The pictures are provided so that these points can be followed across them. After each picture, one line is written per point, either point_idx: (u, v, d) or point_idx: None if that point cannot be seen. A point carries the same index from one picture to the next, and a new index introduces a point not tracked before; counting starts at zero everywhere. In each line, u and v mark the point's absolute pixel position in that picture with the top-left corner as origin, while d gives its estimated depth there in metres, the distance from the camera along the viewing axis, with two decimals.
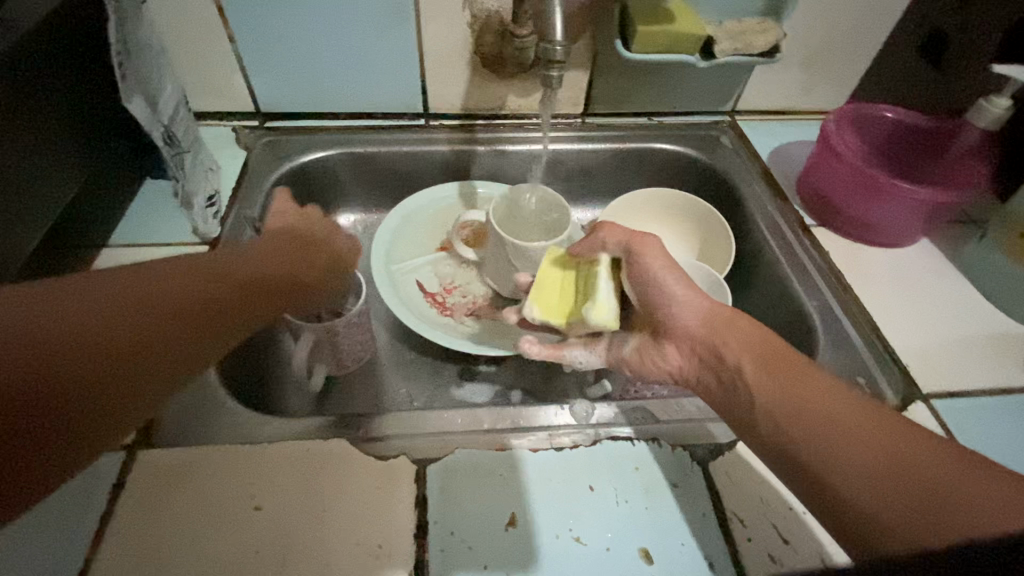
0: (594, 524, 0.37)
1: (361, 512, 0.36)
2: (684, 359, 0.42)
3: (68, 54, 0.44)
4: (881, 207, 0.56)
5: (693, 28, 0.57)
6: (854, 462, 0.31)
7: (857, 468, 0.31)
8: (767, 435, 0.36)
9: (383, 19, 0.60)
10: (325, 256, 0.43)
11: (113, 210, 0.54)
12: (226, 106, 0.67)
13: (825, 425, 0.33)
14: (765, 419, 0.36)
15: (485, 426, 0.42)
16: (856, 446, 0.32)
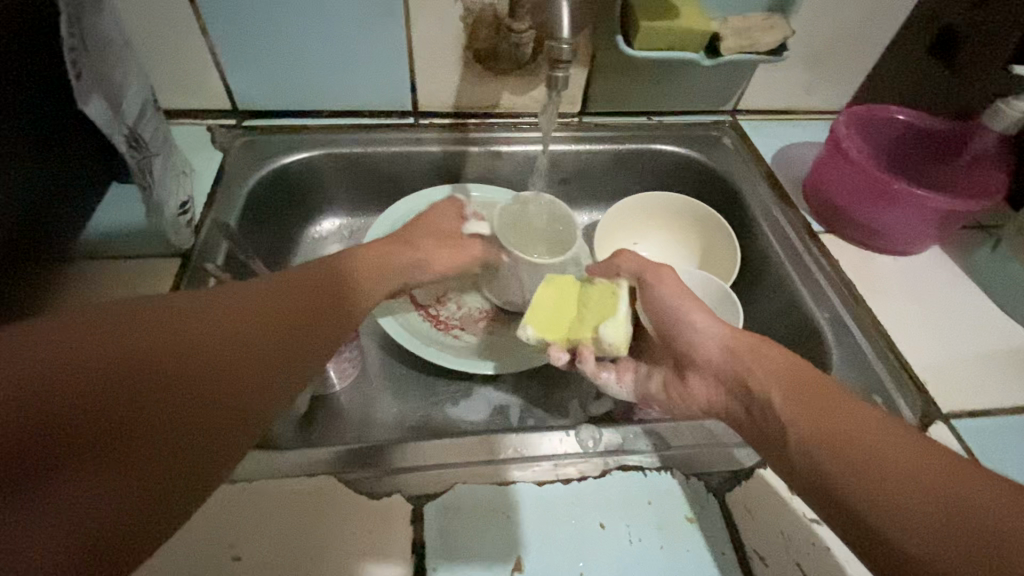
0: (606, 565, 0.34)
1: (352, 558, 0.33)
2: (698, 372, 0.41)
3: (16, 50, 0.40)
4: (892, 214, 0.54)
5: (699, 24, 0.54)
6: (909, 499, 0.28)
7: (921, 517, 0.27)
8: (805, 471, 0.33)
9: (369, 12, 0.55)
10: (351, 286, 0.39)
11: (79, 221, 0.50)
12: (200, 103, 0.63)
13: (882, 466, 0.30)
14: (808, 454, 0.33)
15: (485, 457, 0.39)
16: (918, 487, 0.28)
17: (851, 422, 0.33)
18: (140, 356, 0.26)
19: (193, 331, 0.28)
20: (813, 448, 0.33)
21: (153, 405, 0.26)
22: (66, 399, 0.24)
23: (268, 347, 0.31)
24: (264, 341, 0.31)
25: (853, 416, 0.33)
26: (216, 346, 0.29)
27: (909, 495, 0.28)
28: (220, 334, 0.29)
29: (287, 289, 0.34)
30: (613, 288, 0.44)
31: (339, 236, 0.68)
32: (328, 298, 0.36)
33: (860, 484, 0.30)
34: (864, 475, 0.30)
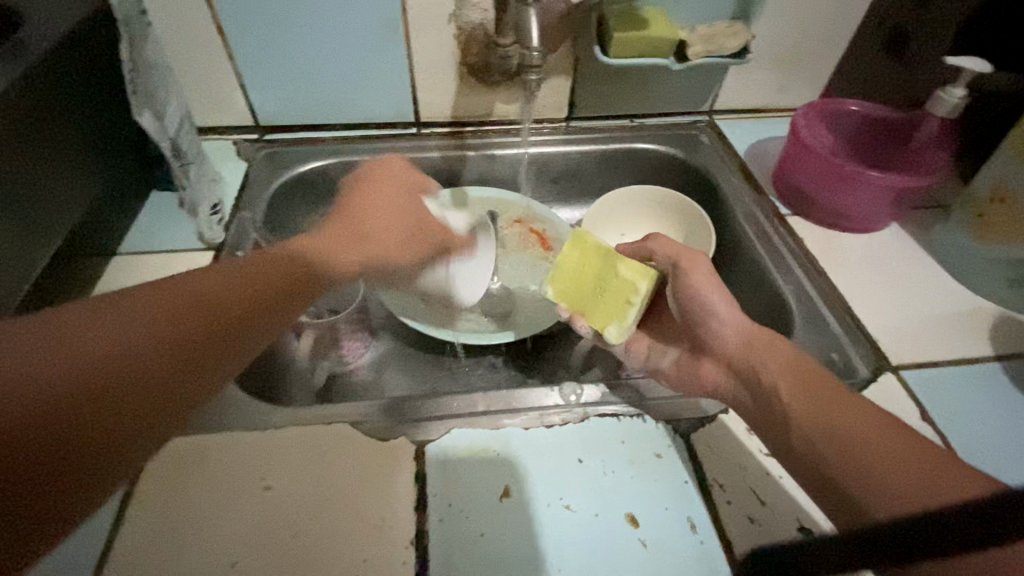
0: (584, 494, 0.39)
1: (361, 487, 0.39)
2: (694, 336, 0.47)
3: (83, 75, 0.48)
4: (851, 195, 0.59)
5: (666, 33, 0.61)
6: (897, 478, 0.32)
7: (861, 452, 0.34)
8: None
9: (375, 36, 0.63)
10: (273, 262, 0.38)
11: (122, 221, 0.57)
12: (227, 121, 0.70)
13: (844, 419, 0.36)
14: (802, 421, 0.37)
15: (480, 408, 0.45)
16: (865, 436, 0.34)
17: (839, 403, 0.37)
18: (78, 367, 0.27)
19: (126, 313, 0.29)
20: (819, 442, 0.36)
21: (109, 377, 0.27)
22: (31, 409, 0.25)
23: (198, 332, 0.31)
24: (197, 323, 0.31)
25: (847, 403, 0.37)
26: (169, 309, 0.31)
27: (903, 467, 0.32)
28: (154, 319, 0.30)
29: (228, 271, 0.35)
30: (636, 283, 0.47)
31: None
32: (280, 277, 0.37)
33: (859, 465, 0.33)
34: (867, 452, 0.34)
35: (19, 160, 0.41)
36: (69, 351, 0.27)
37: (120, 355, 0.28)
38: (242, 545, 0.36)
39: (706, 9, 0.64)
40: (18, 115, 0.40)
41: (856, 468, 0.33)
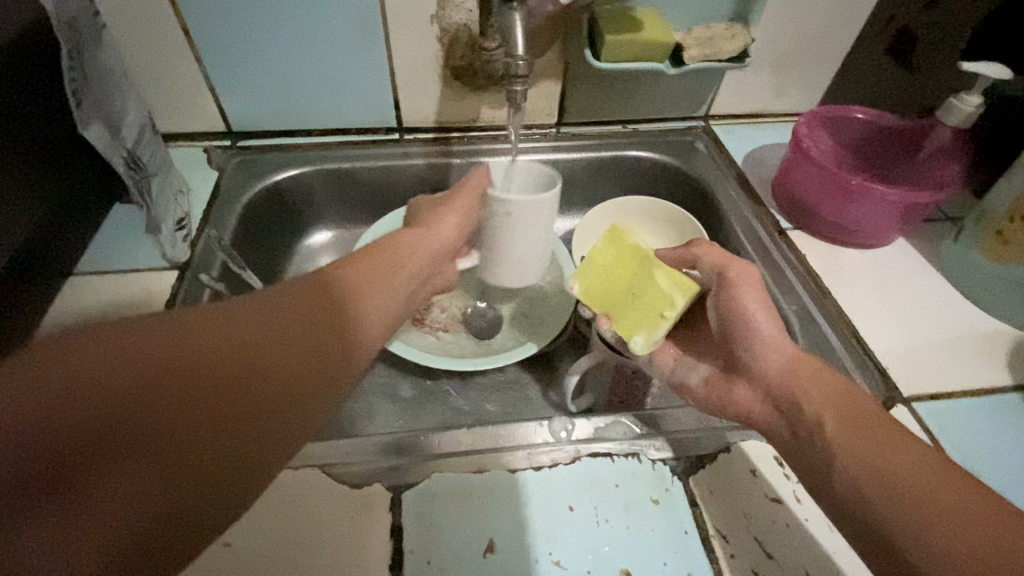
0: (574, 546, 0.36)
1: (331, 542, 0.36)
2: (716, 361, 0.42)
3: (26, 84, 0.43)
4: (856, 210, 0.56)
5: (662, 36, 0.57)
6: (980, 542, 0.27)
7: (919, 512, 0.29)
8: None
9: (352, 37, 0.59)
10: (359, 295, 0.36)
11: (80, 238, 0.53)
12: (195, 127, 0.66)
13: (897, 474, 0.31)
14: (837, 469, 0.33)
15: (463, 447, 0.41)
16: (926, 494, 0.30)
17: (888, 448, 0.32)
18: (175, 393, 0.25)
19: (225, 351, 0.27)
20: (876, 502, 0.31)
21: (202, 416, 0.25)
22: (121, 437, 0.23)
23: (290, 370, 0.29)
24: (283, 374, 0.28)
25: (898, 447, 0.32)
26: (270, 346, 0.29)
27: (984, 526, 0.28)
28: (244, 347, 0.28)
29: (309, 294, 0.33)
30: (674, 298, 0.42)
31: (331, 248, 0.71)
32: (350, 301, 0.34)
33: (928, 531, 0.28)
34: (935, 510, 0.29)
35: None
36: (161, 401, 0.24)
37: (222, 391, 0.26)
38: None
39: (704, 10, 0.60)
40: None
41: (927, 532, 0.28)
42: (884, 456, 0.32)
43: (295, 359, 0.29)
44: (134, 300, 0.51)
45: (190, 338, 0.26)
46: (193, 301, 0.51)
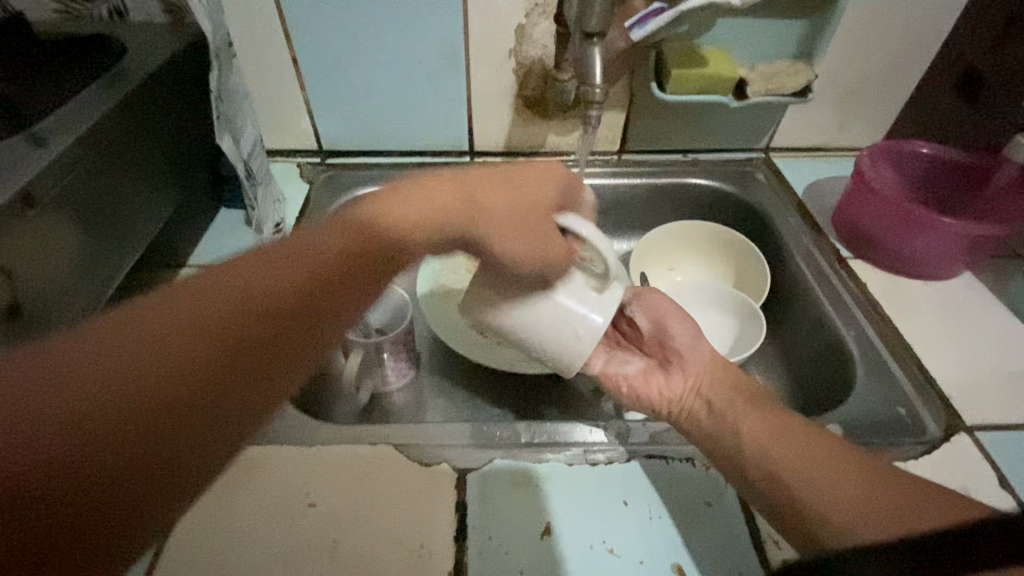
0: (627, 537, 0.38)
1: (402, 512, 0.39)
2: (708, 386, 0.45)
3: (173, 100, 0.52)
4: (920, 240, 0.56)
5: (727, 70, 0.60)
6: (935, 521, 0.34)
7: (830, 504, 0.36)
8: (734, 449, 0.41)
9: (438, 69, 0.66)
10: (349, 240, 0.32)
11: (191, 235, 0.60)
12: (294, 145, 0.74)
13: (792, 473, 0.38)
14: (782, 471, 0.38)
15: (523, 439, 0.44)
16: (825, 485, 0.37)
17: (821, 460, 0.38)
18: (91, 434, 0.22)
19: (148, 367, 0.24)
20: (819, 504, 0.37)
21: (142, 414, 0.23)
22: (38, 478, 0.21)
23: (232, 359, 0.26)
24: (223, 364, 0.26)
25: (818, 464, 0.38)
26: (194, 338, 0.25)
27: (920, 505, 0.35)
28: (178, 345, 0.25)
29: (250, 272, 0.28)
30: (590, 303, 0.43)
31: None
32: (328, 283, 0.30)
33: (834, 504, 0.36)
34: (876, 505, 0.35)
35: (113, 176, 0.44)
36: (79, 451, 0.22)
37: (143, 394, 0.24)
38: (281, 561, 0.36)
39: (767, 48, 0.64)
40: (115, 135, 0.44)
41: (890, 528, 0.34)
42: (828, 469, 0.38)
43: (223, 352, 0.26)
44: None
45: (98, 357, 0.24)
46: None
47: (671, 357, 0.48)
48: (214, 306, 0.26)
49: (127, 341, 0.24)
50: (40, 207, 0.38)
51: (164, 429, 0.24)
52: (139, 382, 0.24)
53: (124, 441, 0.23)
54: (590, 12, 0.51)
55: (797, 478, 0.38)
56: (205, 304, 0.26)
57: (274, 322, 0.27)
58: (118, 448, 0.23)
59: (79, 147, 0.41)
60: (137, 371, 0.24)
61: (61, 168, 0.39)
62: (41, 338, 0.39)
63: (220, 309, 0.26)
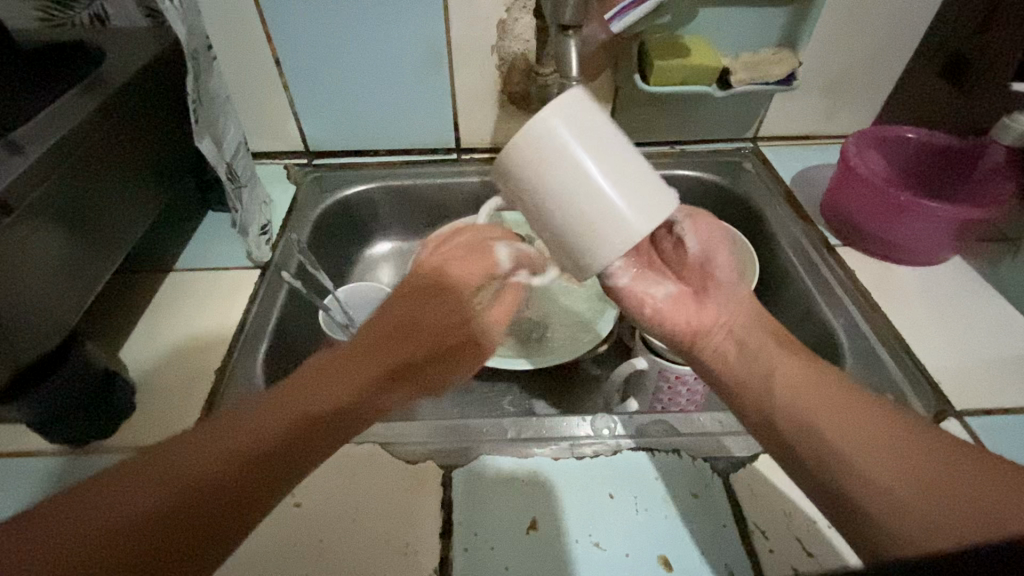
0: (614, 530, 0.38)
1: (390, 510, 0.39)
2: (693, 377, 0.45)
3: (154, 104, 0.52)
4: (908, 226, 0.56)
5: (709, 60, 0.60)
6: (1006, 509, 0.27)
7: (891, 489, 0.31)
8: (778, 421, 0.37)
9: (420, 65, 0.66)
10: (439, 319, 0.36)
11: (177, 240, 0.60)
12: (280, 147, 0.74)
13: (841, 449, 0.33)
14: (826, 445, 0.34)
15: (509, 435, 0.44)
16: (879, 459, 0.32)
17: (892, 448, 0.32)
18: (186, 516, 0.27)
19: (241, 457, 0.29)
20: (877, 484, 0.31)
21: (224, 499, 0.28)
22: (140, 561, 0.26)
23: (300, 444, 0.31)
24: (300, 444, 0.31)
25: (883, 444, 0.32)
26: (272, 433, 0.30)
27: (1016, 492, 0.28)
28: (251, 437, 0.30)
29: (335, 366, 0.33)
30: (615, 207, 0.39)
31: (389, 257, 0.76)
32: (385, 370, 0.34)
33: (894, 486, 0.31)
34: (945, 490, 0.29)
35: (93, 183, 0.44)
36: (182, 534, 0.27)
37: (225, 480, 0.28)
38: (267, 563, 0.36)
39: (750, 36, 0.64)
40: (96, 140, 0.44)
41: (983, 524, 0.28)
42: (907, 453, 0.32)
43: (296, 436, 0.30)
44: (222, 292, 0.57)
45: (194, 454, 0.29)
46: (272, 296, 0.57)
47: (709, 286, 0.46)
48: (285, 398, 0.31)
49: (214, 433, 0.30)
50: (18, 215, 0.38)
51: (241, 503, 0.29)
52: (223, 465, 0.29)
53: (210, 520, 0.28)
54: (565, 5, 0.51)
55: (849, 457, 0.33)
56: (288, 390, 0.32)
57: (339, 408, 0.32)
58: (203, 521, 0.28)
59: (57, 155, 0.41)
60: (203, 465, 0.28)
61: (38, 176, 0.39)
62: (22, 346, 0.38)
63: (294, 399, 0.31)
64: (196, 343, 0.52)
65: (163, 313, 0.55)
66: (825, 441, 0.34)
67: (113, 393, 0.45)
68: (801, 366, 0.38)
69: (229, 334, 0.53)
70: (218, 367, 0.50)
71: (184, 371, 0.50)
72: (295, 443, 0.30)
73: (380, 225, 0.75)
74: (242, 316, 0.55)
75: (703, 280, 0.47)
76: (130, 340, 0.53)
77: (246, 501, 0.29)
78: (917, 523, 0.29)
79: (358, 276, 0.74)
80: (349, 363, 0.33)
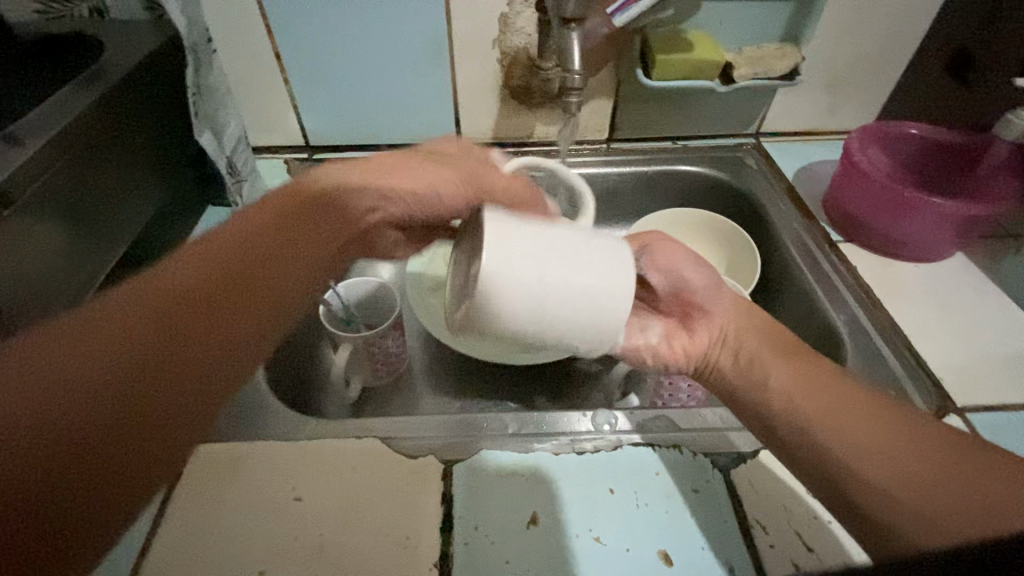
0: (614, 525, 0.38)
1: (391, 504, 0.39)
2: None
3: (154, 97, 0.51)
4: (911, 222, 0.56)
5: (712, 55, 0.60)
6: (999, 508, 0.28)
7: (891, 489, 0.31)
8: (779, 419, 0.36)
9: (421, 59, 0.65)
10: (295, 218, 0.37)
11: (178, 234, 0.60)
12: (281, 141, 0.74)
13: (848, 454, 0.33)
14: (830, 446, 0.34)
15: (510, 430, 0.44)
16: (881, 461, 0.32)
17: (891, 448, 0.32)
18: (71, 408, 0.28)
19: (119, 349, 0.30)
20: (879, 485, 0.32)
21: (107, 389, 0.29)
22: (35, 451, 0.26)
23: (184, 337, 0.31)
24: (179, 336, 0.31)
25: (884, 444, 0.33)
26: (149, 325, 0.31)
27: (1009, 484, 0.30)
28: (149, 330, 0.31)
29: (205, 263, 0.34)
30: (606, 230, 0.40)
31: None
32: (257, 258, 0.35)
33: (894, 486, 0.31)
34: (938, 485, 0.30)
35: (93, 175, 0.44)
36: (75, 424, 0.28)
37: (109, 373, 0.29)
38: (268, 556, 0.36)
39: (753, 30, 0.63)
40: (95, 133, 0.44)
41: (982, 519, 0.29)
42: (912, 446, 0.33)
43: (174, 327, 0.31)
44: None
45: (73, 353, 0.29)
46: None
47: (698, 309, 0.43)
48: (158, 295, 0.32)
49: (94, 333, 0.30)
50: (17, 207, 0.37)
51: (136, 394, 0.29)
52: (104, 360, 0.29)
53: (101, 412, 0.28)
54: None
55: (855, 460, 0.33)
56: (159, 287, 0.32)
57: (214, 301, 0.33)
58: (97, 413, 0.28)
59: (56, 147, 0.40)
60: (86, 365, 0.29)
61: (38, 168, 0.39)
62: (22, 339, 0.38)
63: (166, 294, 0.32)
64: None
65: None
66: (828, 445, 0.34)
67: None
68: (802, 364, 0.38)
69: None
70: None
71: None
72: (179, 335, 0.31)
73: None
74: None
75: (684, 307, 0.42)
76: None
77: (138, 392, 0.29)
78: (926, 528, 0.30)
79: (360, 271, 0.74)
80: (222, 260, 0.34)
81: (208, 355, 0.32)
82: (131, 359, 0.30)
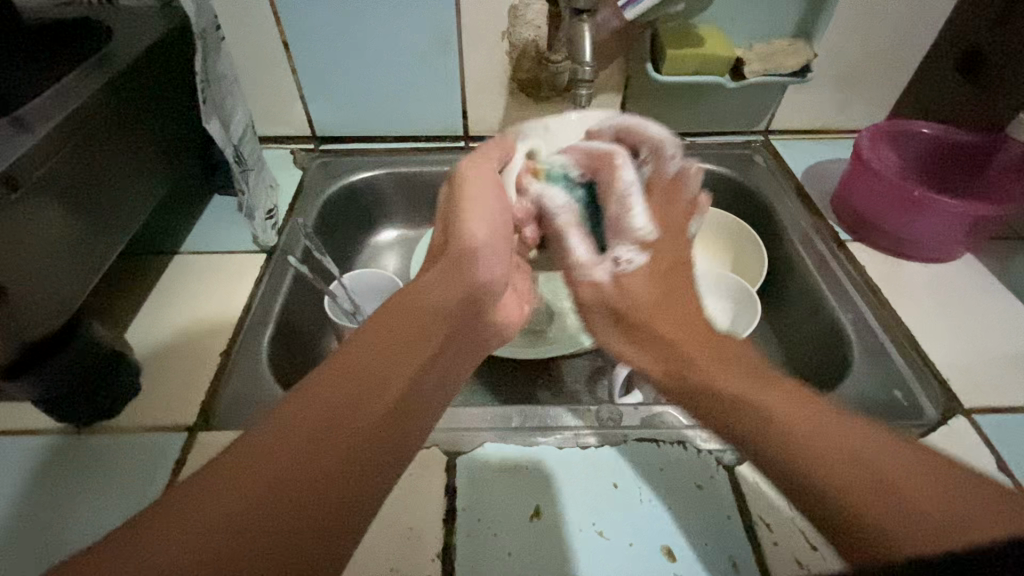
0: (618, 519, 0.38)
1: (395, 495, 0.39)
2: None
3: (162, 84, 0.51)
4: (920, 222, 0.55)
5: (723, 49, 0.59)
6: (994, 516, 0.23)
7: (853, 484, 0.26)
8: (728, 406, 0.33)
9: (429, 51, 0.65)
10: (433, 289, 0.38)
11: (183, 222, 0.60)
12: (288, 132, 0.74)
13: (799, 440, 0.29)
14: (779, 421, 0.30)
15: (513, 423, 0.43)
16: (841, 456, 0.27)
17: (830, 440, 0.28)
18: (290, 493, 0.25)
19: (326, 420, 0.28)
20: (833, 476, 0.27)
21: (313, 466, 0.26)
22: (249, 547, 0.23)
23: (373, 402, 0.29)
24: (379, 401, 0.30)
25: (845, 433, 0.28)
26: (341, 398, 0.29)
27: (923, 480, 0.26)
28: (340, 403, 0.28)
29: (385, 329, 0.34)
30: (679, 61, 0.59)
31: (395, 245, 0.75)
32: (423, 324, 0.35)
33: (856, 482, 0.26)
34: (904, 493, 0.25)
35: (101, 161, 0.44)
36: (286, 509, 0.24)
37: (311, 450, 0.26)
38: None
39: (765, 26, 0.63)
40: (104, 118, 0.44)
41: (879, 525, 0.25)
42: (813, 432, 0.29)
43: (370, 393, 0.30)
44: (229, 276, 0.57)
45: (266, 443, 0.26)
46: (277, 280, 0.57)
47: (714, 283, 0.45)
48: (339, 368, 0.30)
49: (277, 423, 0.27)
50: (24, 191, 0.37)
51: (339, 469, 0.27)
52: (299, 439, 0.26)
53: (316, 491, 0.25)
54: None
55: (807, 448, 0.28)
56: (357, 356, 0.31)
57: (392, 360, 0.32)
58: (305, 496, 0.25)
59: (65, 131, 0.40)
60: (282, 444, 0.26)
61: (46, 152, 0.39)
62: (28, 323, 0.38)
63: (360, 359, 0.31)
64: (201, 326, 0.52)
65: (169, 295, 0.55)
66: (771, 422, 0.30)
67: (118, 374, 0.46)
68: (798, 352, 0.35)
69: (234, 317, 0.53)
70: (223, 350, 0.50)
71: (189, 353, 0.50)
72: (368, 403, 0.29)
73: (386, 212, 0.75)
74: (246, 299, 0.54)
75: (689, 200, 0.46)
76: (136, 322, 0.52)
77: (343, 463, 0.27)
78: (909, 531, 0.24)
79: (364, 263, 0.74)
80: (390, 327, 0.34)
81: (398, 420, 0.30)
82: (327, 436, 0.27)
